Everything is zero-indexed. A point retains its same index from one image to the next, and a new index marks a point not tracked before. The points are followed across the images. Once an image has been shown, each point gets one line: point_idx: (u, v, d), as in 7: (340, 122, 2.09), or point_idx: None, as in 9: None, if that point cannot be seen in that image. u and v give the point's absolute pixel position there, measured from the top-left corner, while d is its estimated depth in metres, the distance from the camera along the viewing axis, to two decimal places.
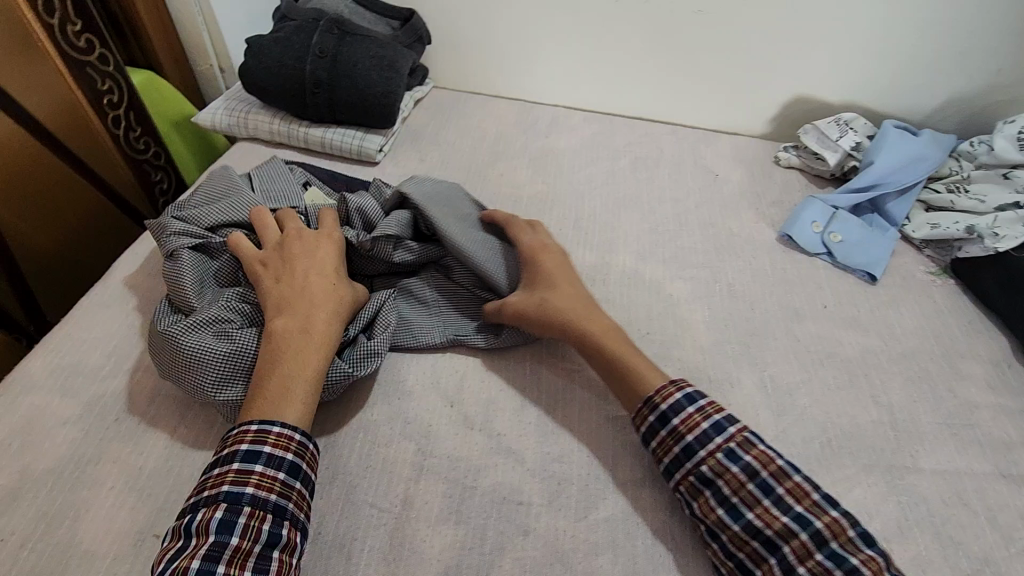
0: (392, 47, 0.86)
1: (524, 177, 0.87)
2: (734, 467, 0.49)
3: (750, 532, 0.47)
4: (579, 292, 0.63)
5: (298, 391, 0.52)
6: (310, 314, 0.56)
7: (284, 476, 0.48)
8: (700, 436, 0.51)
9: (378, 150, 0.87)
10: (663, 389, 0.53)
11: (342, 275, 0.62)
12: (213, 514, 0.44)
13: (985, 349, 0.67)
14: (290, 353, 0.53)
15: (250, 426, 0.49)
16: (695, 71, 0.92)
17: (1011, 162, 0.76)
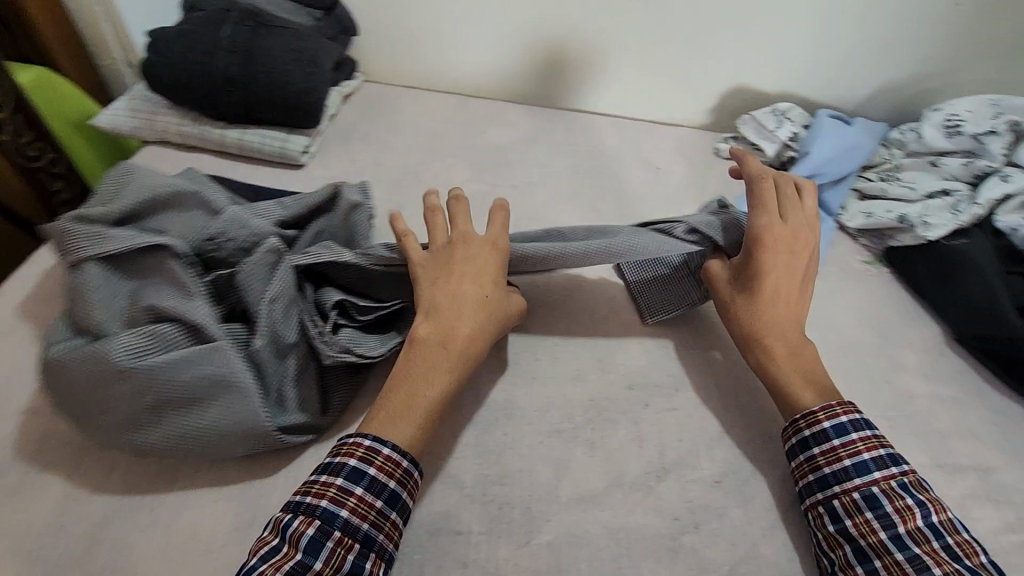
0: (315, 41, 0.80)
1: (461, 176, 0.83)
2: (909, 500, 0.47)
3: (912, 565, 0.44)
4: (782, 302, 0.58)
5: (421, 412, 0.50)
6: (455, 325, 0.53)
7: (380, 505, 0.46)
8: (877, 460, 0.49)
9: (303, 152, 0.80)
10: (839, 407, 0.52)
11: (498, 287, 0.57)
12: (307, 530, 0.43)
13: (919, 338, 0.68)
14: (424, 366, 0.52)
15: (363, 440, 0.48)
16: (637, 62, 0.90)
17: (939, 149, 0.78)
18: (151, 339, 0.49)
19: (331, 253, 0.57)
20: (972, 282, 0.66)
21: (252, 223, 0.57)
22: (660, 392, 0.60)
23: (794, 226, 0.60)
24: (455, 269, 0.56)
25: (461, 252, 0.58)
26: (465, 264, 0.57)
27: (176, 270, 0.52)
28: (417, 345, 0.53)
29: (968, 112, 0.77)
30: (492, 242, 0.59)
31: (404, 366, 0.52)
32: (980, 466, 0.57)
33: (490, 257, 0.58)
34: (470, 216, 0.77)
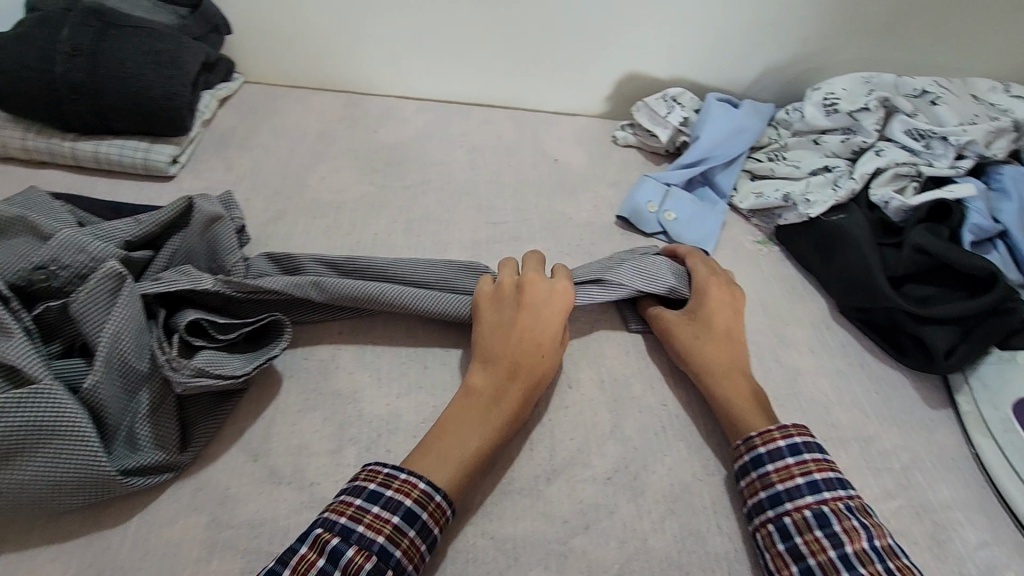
0: (174, 40, 0.73)
1: (349, 178, 0.79)
2: (857, 522, 0.45)
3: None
4: (737, 341, 0.59)
5: (462, 459, 0.47)
6: (506, 384, 0.51)
7: (425, 550, 0.43)
8: (825, 480, 0.48)
9: (170, 162, 0.74)
10: (794, 429, 0.51)
11: (556, 345, 0.54)
12: (363, 564, 0.40)
13: (806, 312, 0.69)
14: (471, 422, 0.50)
15: (420, 481, 0.45)
16: (529, 53, 0.88)
17: (820, 127, 0.80)
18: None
19: (189, 282, 0.54)
20: (851, 253, 0.67)
21: (89, 246, 0.52)
22: (552, 390, 0.59)
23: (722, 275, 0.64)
24: (520, 320, 0.54)
25: (533, 299, 0.55)
26: (532, 316, 0.54)
27: None
28: (470, 395, 0.52)
29: (844, 90, 0.79)
30: (558, 292, 0.56)
31: (452, 416, 0.50)
32: (861, 435, 0.58)
33: (554, 308, 0.55)
34: (357, 221, 0.73)
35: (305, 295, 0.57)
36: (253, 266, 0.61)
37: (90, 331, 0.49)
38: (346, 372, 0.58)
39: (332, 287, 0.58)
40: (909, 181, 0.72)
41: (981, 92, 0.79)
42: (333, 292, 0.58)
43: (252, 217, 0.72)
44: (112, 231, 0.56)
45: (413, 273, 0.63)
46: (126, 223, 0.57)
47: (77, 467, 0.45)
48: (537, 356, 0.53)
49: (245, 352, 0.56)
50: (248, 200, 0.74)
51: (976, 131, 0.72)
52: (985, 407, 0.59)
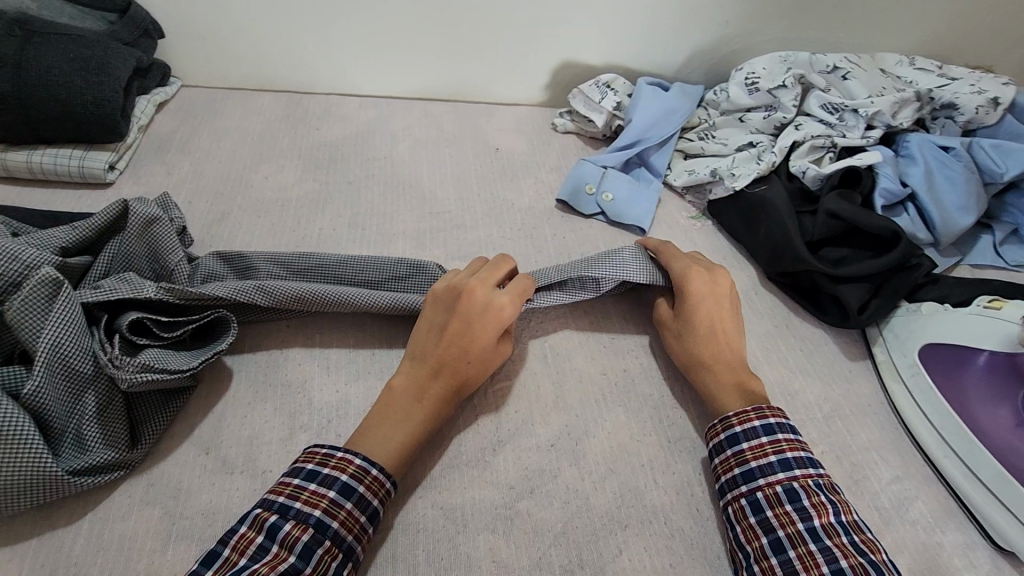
0: (101, 46, 0.73)
1: (292, 176, 0.80)
2: (824, 497, 0.48)
3: (823, 555, 0.44)
4: (724, 333, 0.59)
5: (389, 441, 0.50)
6: (428, 386, 0.53)
7: (365, 520, 0.46)
8: (797, 459, 0.50)
9: (107, 169, 0.74)
10: (767, 408, 0.53)
11: (484, 360, 0.54)
12: (301, 536, 0.43)
13: (737, 281, 0.73)
14: (398, 415, 0.51)
15: (355, 458, 0.47)
16: (465, 47, 0.90)
17: (745, 105, 0.84)
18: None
19: (130, 287, 0.54)
20: (772, 222, 0.72)
21: (21, 254, 0.52)
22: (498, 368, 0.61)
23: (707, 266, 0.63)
24: (450, 331, 0.55)
25: (468, 311, 0.55)
26: (463, 330, 0.54)
27: None
28: (394, 394, 0.53)
29: (763, 69, 0.83)
30: (497, 307, 0.55)
31: (381, 409, 0.52)
32: (787, 390, 0.63)
33: (489, 322, 0.55)
34: (301, 216, 0.75)
35: (251, 299, 0.58)
36: (203, 265, 0.62)
37: (28, 338, 0.49)
38: (295, 363, 0.60)
39: (275, 289, 0.58)
40: (825, 152, 0.77)
41: (888, 66, 0.84)
42: (278, 295, 0.58)
43: (195, 219, 0.73)
44: (47, 238, 0.56)
45: (366, 275, 0.65)
46: (63, 229, 0.58)
47: (17, 469, 0.45)
48: (464, 367, 0.54)
49: (192, 349, 0.57)
50: (190, 202, 0.74)
51: (883, 102, 0.77)
52: (896, 355, 0.64)
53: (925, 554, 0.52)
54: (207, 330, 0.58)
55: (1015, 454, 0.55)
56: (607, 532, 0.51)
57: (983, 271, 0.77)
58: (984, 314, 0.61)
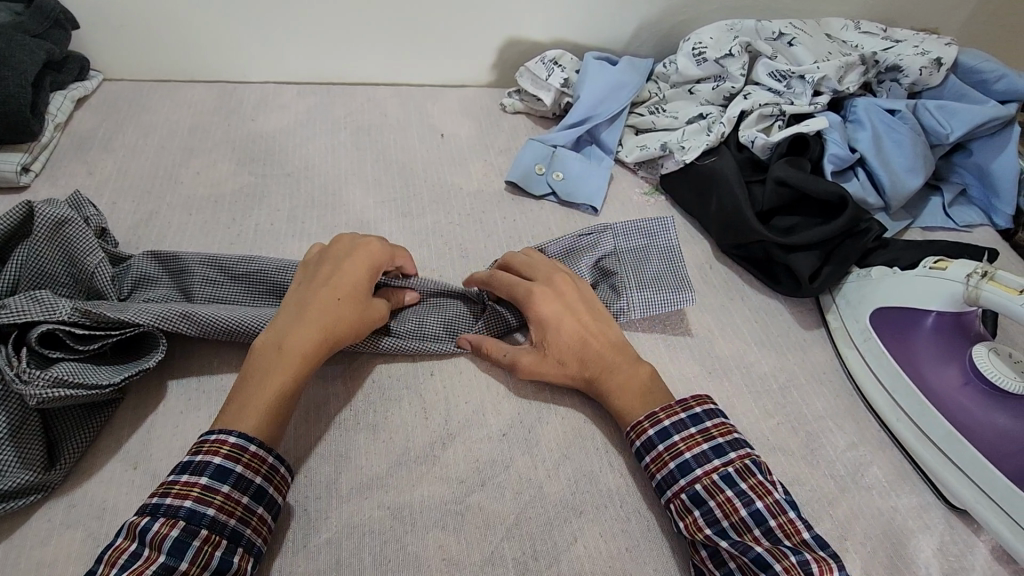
0: (3, 38, 0.68)
1: (225, 171, 0.75)
2: (728, 490, 0.46)
3: (738, 548, 0.44)
4: (608, 354, 0.55)
5: (260, 405, 0.47)
6: (293, 331, 0.50)
7: (248, 500, 0.44)
8: (698, 456, 0.48)
9: (21, 171, 0.69)
10: (660, 411, 0.51)
11: (355, 295, 0.53)
12: (169, 533, 0.41)
13: (691, 256, 0.72)
14: (264, 369, 0.48)
15: (227, 437, 0.45)
16: (404, 28, 0.86)
17: (694, 77, 0.82)
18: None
19: (42, 307, 0.50)
20: (722, 193, 0.71)
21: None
22: (446, 359, 0.59)
23: (545, 278, 0.58)
24: (316, 280, 0.54)
25: (336, 256, 0.56)
26: (331, 275, 0.54)
27: None
28: (258, 352, 0.50)
29: (710, 39, 0.81)
30: (364, 246, 0.57)
31: (246, 372, 0.49)
32: (743, 363, 0.62)
33: (357, 262, 0.55)
34: (236, 212, 0.71)
35: (175, 328, 0.53)
36: (131, 268, 0.58)
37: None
38: (231, 367, 0.56)
39: (204, 318, 0.54)
40: (774, 121, 0.76)
41: (834, 31, 0.84)
42: (206, 319, 0.54)
43: (120, 221, 0.68)
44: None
45: None
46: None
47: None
48: (336, 306, 0.52)
49: (118, 364, 0.53)
50: (114, 204, 0.70)
51: (828, 67, 0.76)
52: (849, 321, 0.64)
53: (880, 519, 0.52)
54: (132, 342, 0.55)
55: (966, 413, 0.55)
56: (561, 520, 0.49)
57: (933, 233, 0.77)
58: (930, 275, 0.60)
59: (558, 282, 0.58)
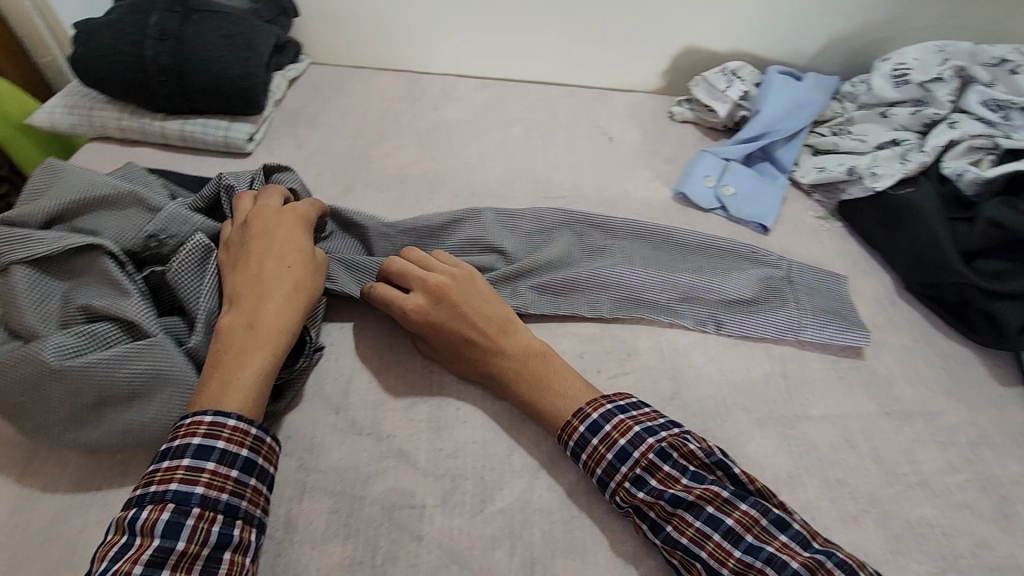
0: (247, 23, 0.77)
1: (412, 154, 0.82)
2: (638, 494, 0.47)
3: (669, 543, 0.45)
4: (500, 360, 0.55)
5: (250, 378, 0.48)
6: (261, 303, 0.51)
7: (236, 474, 0.45)
8: (607, 470, 0.49)
9: (247, 139, 0.79)
10: (564, 432, 0.51)
11: (304, 258, 0.56)
12: (159, 517, 0.41)
13: (869, 289, 0.69)
14: (239, 347, 0.49)
15: (203, 417, 0.45)
16: (583, 31, 0.89)
17: (889, 99, 0.78)
18: (87, 337, 0.50)
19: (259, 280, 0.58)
20: (919, 229, 0.67)
21: (193, 218, 0.58)
22: (612, 357, 0.60)
23: (423, 285, 0.57)
24: (253, 257, 0.54)
25: (263, 226, 0.56)
26: (268, 245, 0.55)
27: (109, 269, 0.52)
28: (226, 335, 0.50)
29: (916, 60, 0.77)
30: (291, 211, 0.59)
31: (222, 353, 0.49)
32: (927, 411, 0.58)
33: (291, 229, 0.57)
34: (421, 193, 0.76)
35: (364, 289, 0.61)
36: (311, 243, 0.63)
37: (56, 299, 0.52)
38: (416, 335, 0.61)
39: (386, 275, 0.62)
40: (984, 154, 0.70)
41: None
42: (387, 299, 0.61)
43: (323, 192, 0.75)
44: (57, 192, 0.56)
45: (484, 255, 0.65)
46: (92, 173, 0.58)
47: (31, 403, 0.49)
48: (290, 273, 0.54)
49: (316, 310, 0.58)
50: (319, 175, 0.78)
51: None
52: None
53: None
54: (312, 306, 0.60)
55: None
56: None
57: None
58: None
59: (435, 284, 0.57)
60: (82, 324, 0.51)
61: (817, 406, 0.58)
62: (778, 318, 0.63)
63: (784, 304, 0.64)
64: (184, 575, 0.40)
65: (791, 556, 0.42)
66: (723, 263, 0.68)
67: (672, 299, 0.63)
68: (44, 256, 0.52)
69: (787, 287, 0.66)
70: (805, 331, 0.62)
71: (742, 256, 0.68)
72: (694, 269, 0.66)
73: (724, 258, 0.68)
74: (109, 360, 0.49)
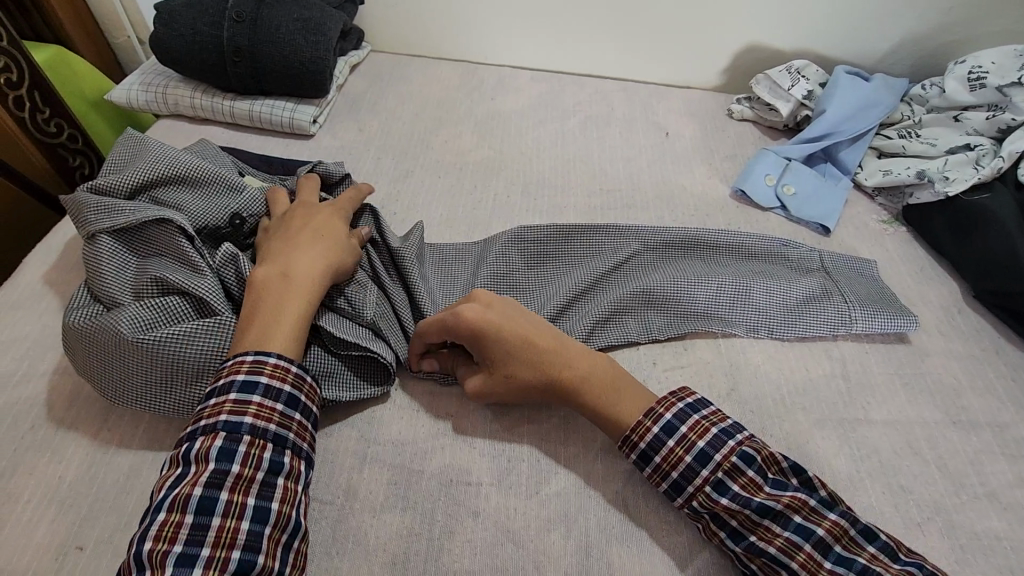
0: (318, 8, 0.79)
1: (469, 142, 0.82)
2: (720, 500, 0.45)
3: (751, 550, 0.44)
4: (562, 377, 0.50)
5: (278, 327, 0.47)
6: (291, 259, 0.51)
7: (282, 407, 0.45)
8: (684, 474, 0.46)
9: (312, 122, 0.81)
10: (635, 433, 0.48)
11: (336, 231, 0.56)
12: (212, 444, 0.41)
13: (935, 296, 0.67)
14: (268, 297, 0.49)
15: (245, 356, 0.45)
16: (643, 25, 0.89)
17: (961, 103, 0.75)
18: (160, 311, 0.51)
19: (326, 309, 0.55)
20: (994, 233, 0.65)
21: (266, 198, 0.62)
22: (669, 350, 0.60)
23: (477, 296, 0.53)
24: (291, 225, 0.55)
25: (302, 208, 0.58)
26: (306, 216, 0.57)
27: (183, 246, 0.53)
28: (256, 286, 0.50)
29: (993, 63, 0.74)
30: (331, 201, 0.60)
31: (252, 303, 0.49)
32: (995, 422, 0.56)
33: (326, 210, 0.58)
34: (479, 181, 0.77)
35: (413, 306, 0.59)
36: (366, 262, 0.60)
37: (133, 269, 0.54)
38: None
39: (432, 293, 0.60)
40: None
41: None
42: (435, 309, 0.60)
43: (383, 175, 0.77)
44: (141, 164, 0.58)
45: (538, 249, 0.67)
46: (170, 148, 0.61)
47: (108, 368, 0.51)
48: (321, 241, 0.54)
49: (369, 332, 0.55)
50: (379, 158, 0.79)
51: None
52: None
53: None
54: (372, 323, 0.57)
55: None
56: None
57: None
58: None
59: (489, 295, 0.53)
60: (156, 296, 0.52)
61: (880, 410, 0.57)
62: (829, 315, 0.62)
63: (837, 301, 0.63)
64: (243, 497, 0.41)
65: (883, 569, 0.41)
66: (773, 263, 0.67)
67: (720, 303, 0.62)
68: (125, 227, 0.54)
69: (850, 286, 0.65)
70: (856, 324, 0.61)
71: (803, 256, 0.68)
72: (752, 269, 0.66)
73: (783, 258, 0.68)
74: (179, 335, 0.50)
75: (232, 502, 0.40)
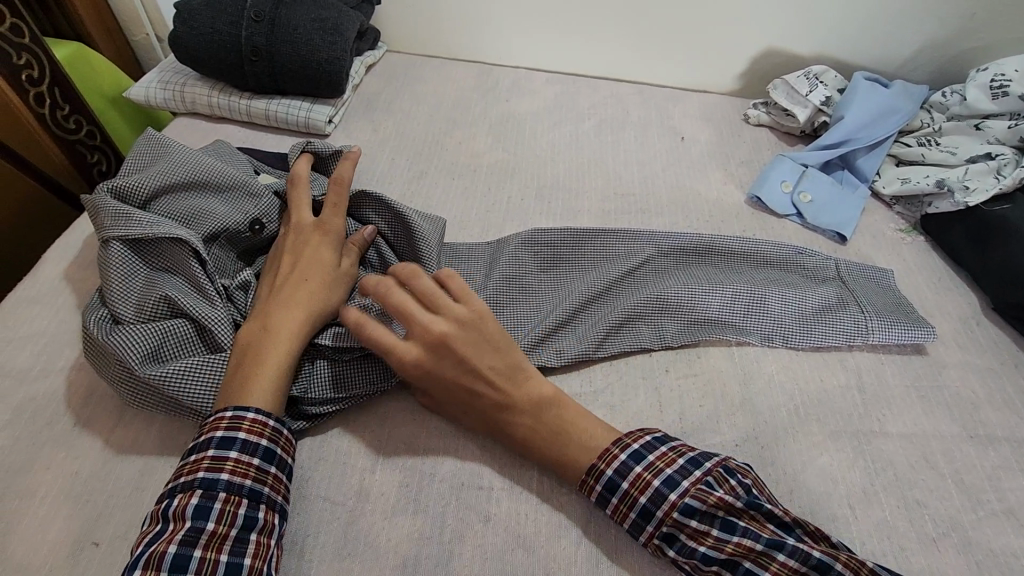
0: (335, 8, 0.80)
1: (484, 144, 0.82)
2: (669, 553, 0.45)
3: None
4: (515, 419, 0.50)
5: (263, 380, 0.48)
6: (274, 312, 0.52)
7: (259, 461, 0.45)
8: (634, 527, 0.46)
9: (327, 121, 0.81)
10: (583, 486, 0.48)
11: (322, 267, 0.56)
12: (189, 500, 0.42)
13: (953, 307, 0.66)
14: (251, 352, 0.49)
15: (224, 413, 0.46)
16: (660, 28, 0.88)
17: (983, 112, 0.74)
18: (169, 335, 0.52)
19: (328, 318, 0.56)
20: (1015, 243, 0.65)
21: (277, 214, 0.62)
22: (682, 358, 0.60)
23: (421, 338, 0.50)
24: (284, 259, 0.56)
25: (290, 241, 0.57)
26: (291, 255, 0.56)
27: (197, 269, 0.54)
28: (243, 341, 0.51)
29: (1016, 71, 0.73)
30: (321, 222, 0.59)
31: (237, 358, 0.50)
32: (1013, 437, 0.56)
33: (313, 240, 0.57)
34: (493, 183, 0.77)
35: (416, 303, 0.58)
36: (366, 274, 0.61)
37: (143, 281, 0.54)
38: None
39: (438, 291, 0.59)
40: None
41: None
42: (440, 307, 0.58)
43: (398, 176, 0.77)
44: (159, 170, 0.59)
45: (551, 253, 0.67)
46: (191, 155, 0.61)
47: (117, 379, 0.52)
48: (306, 283, 0.54)
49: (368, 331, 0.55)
50: (394, 159, 0.79)
51: None
52: None
53: None
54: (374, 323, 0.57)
55: None
56: None
57: None
58: None
59: (437, 335, 0.49)
60: (166, 318, 0.53)
61: (895, 423, 0.56)
62: (844, 324, 0.61)
63: (854, 311, 0.62)
64: (215, 554, 0.41)
65: None
66: (787, 271, 0.67)
67: (734, 313, 0.62)
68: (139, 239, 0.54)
69: (869, 297, 0.64)
70: (874, 334, 0.61)
71: (819, 265, 0.67)
72: (767, 276, 0.66)
73: (800, 266, 0.67)
74: (186, 365, 0.50)
75: (205, 559, 0.40)
